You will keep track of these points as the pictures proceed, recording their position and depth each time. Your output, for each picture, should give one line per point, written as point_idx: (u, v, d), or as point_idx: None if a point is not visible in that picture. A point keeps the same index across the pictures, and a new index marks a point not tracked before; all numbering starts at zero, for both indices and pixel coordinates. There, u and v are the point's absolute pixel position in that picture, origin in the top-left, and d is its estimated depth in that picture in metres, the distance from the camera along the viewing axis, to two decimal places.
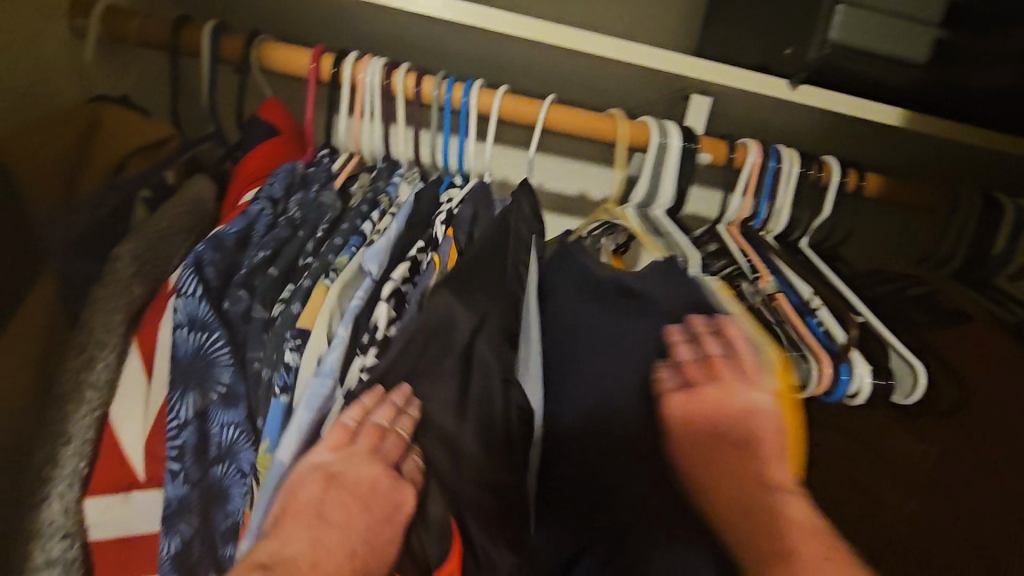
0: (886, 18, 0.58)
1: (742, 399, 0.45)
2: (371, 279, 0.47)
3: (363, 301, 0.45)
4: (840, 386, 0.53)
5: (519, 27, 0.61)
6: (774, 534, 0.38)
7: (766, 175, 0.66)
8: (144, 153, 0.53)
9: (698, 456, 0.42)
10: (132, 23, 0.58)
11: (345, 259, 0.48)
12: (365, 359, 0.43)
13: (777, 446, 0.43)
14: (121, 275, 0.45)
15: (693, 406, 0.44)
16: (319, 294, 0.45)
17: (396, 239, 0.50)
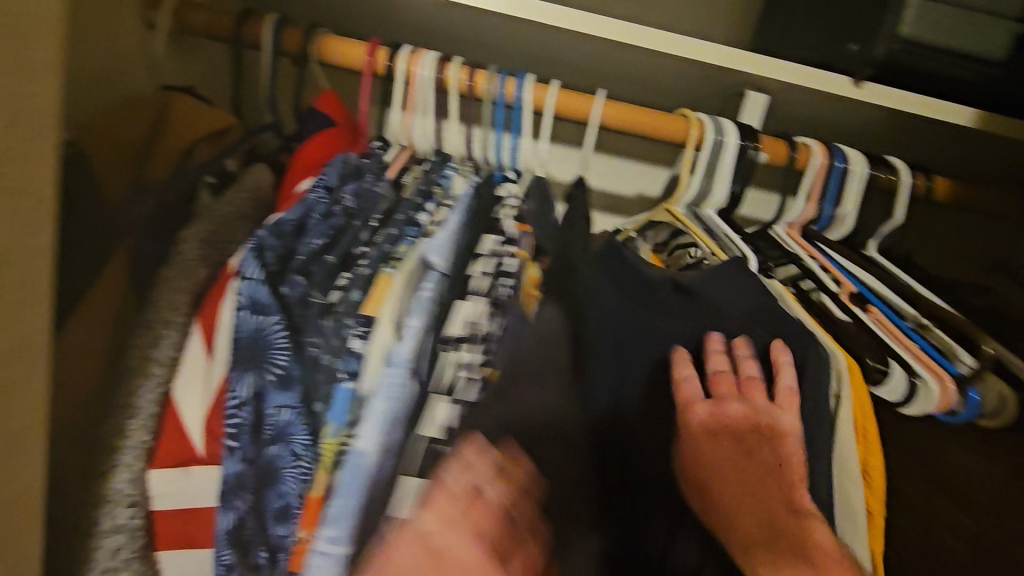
0: (960, 14, 0.57)
1: (774, 422, 0.45)
2: (437, 272, 0.48)
3: (432, 293, 0.47)
4: (970, 408, 0.48)
5: (573, 21, 0.61)
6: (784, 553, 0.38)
7: (834, 176, 0.64)
8: (209, 141, 0.55)
9: (713, 462, 0.42)
10: (200, 16, 0.60)
11: (405, 248, 0.51)
12: (466, 355, 0.45)
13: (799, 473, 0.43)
14: (188, 257, 0.47)
15: (715, 415, 0.45)
16: (385, 282, 0.47)
17: (457, 231, 0.51)
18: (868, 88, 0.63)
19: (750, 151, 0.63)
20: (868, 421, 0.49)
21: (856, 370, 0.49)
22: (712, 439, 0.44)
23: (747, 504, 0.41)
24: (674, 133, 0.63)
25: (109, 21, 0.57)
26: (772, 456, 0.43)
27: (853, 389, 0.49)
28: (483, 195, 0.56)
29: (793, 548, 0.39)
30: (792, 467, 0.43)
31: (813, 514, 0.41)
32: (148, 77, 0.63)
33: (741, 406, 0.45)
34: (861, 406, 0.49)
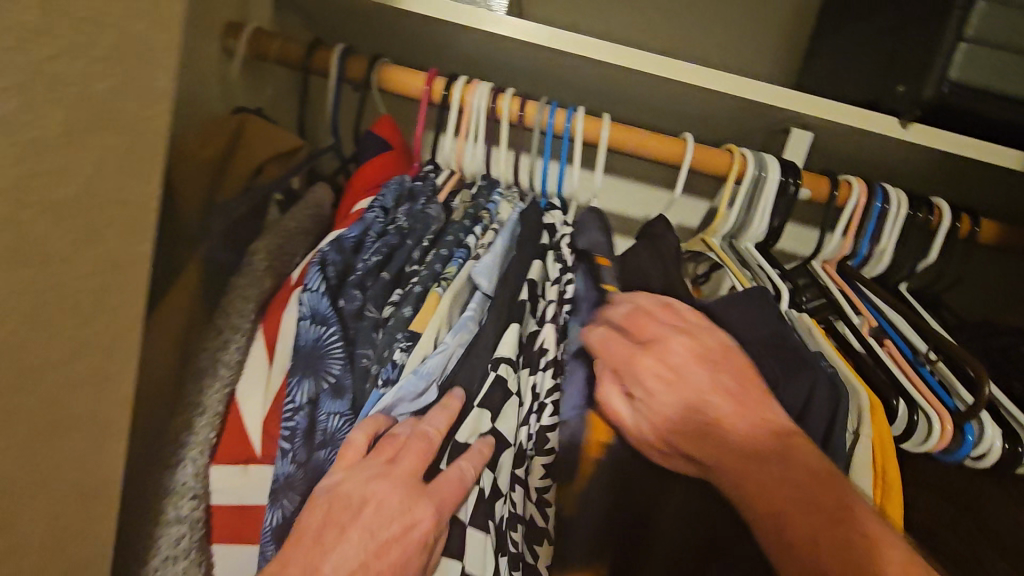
0: (1011, 57, 0.57)
1: (675, 353, 0.44)
2: (481, 292, 0.52)
3: (474, 312, 0.51)
4: (964, 446, 0.50)
5: (620, 57, 0.64)
6: (796, 494, 0.37)
7: (872, 215, 0.64)
8: (278, 161, 0.60)
9: (665, 406, 0.42)
10: (274, 43, 0.65)
11: (453, 269, 0.54)
12: (535, 380, 0.50)
13: (753, 395, 0.42)
14: (256, 268, 0.50)
15: (646, 360, 0.45)
16: (433, 300, 0.51)
17: (500, 256, 0.54)
18: (916, 129, 0.64)
19: (791, 187, 0.63)
20: (888, 463, 0.47)
21: (879, 410, 0.49)
22: (661, 386, 0.43)
23: (708, 436, 0.41)
24: (714, 167, 0.64)
25: (194, 47, 0.62)
26: (725, 379, 0.43)
27: (873, 430, 0.48)
28: (530, 222, 0.59)
29: (781, 479, 0.38)
30: (753, 385, 0.43)
31: (793, 437, 0.40)
32: (222, 100, 0.68)
33: (678, 341, 0.45)
34: (880, 438, 0.48)
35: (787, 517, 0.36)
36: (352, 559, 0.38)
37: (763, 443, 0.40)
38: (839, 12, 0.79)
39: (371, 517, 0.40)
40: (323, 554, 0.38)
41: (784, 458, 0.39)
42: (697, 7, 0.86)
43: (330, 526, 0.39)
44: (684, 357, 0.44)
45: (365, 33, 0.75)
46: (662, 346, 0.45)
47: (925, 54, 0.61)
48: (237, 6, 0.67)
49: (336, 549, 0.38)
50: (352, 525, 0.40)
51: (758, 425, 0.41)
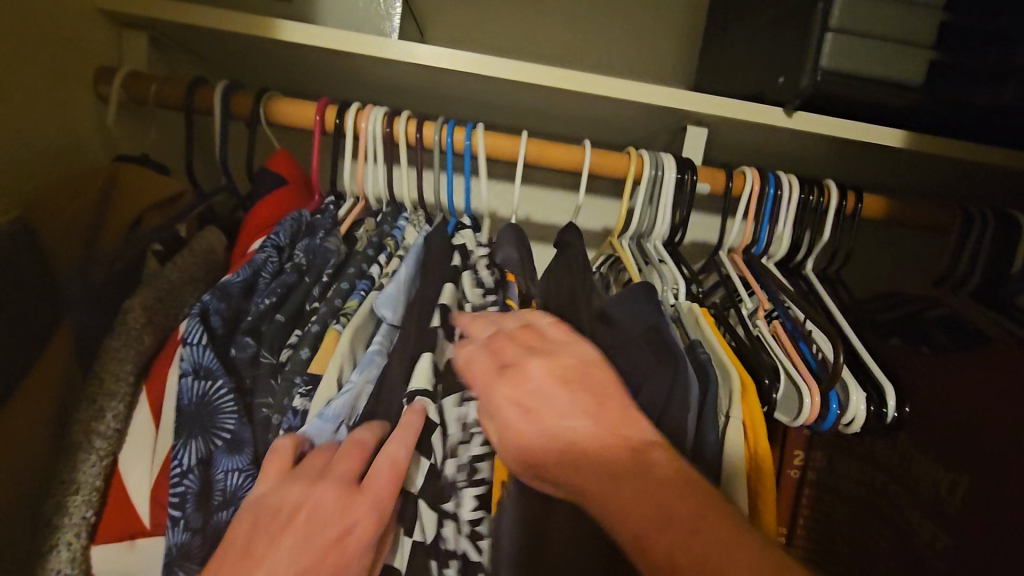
0: (875, 44, 0.60)
1: (530, 377, 0.43)
2: (387, 324, 0.50)
3: (381, 345, 0.49)
4: (831, 416, 0.53)
5: (510, 72, 0.64)
6: (651, 502, 0.35)
7: (768, 201, 0.66)
8: (161, 209, 0.57)
9: (524, 434, 0.41)
10: (150, 85, 0.62)
11: (356, 302, 0.51)
12: (465, 411, 0.46)
13: (616, 403, 0.41)
14: (132, 325, 0.46)
15: (500, 387, 0.43)
16: (332, 339, 0.48)
17: (405, 283, 0.52)
18: (801, 118, 0.67)
19: (690, 182, 0.64)
20: (760, 433, 0.50)
21: (747, 385, 0.51)
22: (517, 412, 0.42)
23: (563, 460, 0.39)
24: (614, 169, 0.65)
25: (59, 98, 0.59)
26: (581, 399, 0.41)
27: (743, 408, 0.50)
28: (434, 245, 0.56)
29: (645, 495, 0.35)
30: (611, 398, 0.41)
31: (652, 442, 0.39)
32: (100, 148, 0.65)
33: (533, 364, 0.44)
34: (750, 416, 0.50)
35: (643, 534, 0.34)
36: (287, 566, 0.37)
37: (614, 457, 0.38)
38: (723, 13, 0.82)
39: (304, 522, 0.39)
40: (254, 567, 0.37)
41: (636, 473, 0.36)
42: (592, 16, 0.88)
43: (259, 536, 0.38)
44: (539, 381, 0.43)
45: (254, 65, 0.73)
46: (518, 370, 0.44)
47: (797, 47, 0.63)
48: (109, 49, 0.64)
49: (268, 559, 0.37)
50: (283, 535, 0.38)
51: (613, 437, 0.39)
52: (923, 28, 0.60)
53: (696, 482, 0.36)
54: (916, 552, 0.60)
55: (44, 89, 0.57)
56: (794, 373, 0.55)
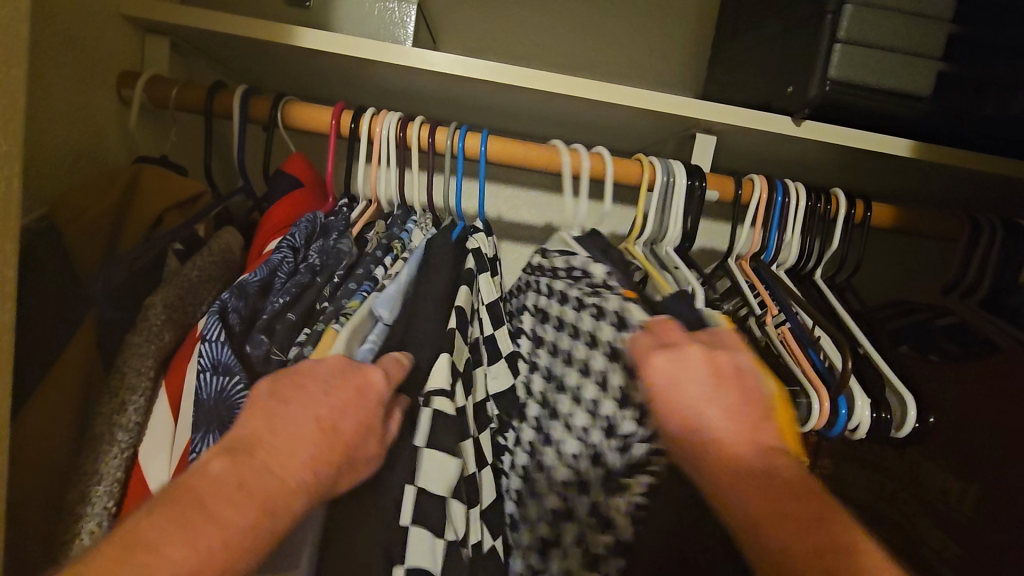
0: (883, 55, 0.61)
1: (691, 356, 0.44)
2: (383, 324, 0.51)
3: (374, 346, 0.49)
4: (840, 421, 0.54)
5: (522, 79, 0.65)
6: (780, 500, 0.38)
7: (776, 208, 0.66)
8: (179, 209, 0.58)
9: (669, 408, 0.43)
10: (172, 89, 0.64)
11: (357, 303, 0.52)
12: (616, 419, 0.49)
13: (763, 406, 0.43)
14: (153, 322, 0.48)
15: (661, 360, 0.44)
16: (330, 337, 0.47)
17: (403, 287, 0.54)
18: (810, 126, 0.67)
19: (700, 190, 0.65)
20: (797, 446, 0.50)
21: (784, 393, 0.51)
22: (672, 386, 0.43)
23: (705, 441, 0.41)
24: (626, 177, 0.65)
25: (84, 101, 0.61)
26: (731, 395, 0.42)
27: (775, 418, 0.50)
28: (437, 248, 0.57)
29: (775, 495, 0.38)
30: (752, 405, 0.42)
31: (783, 452, 0.41)
32: (120, 151, 0.66)
33: (695, 349, 0.44)
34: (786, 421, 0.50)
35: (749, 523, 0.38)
36: (317, 408, 0.38)
37: (748, 453, 0.40)
38: (732, 22, 0.83)
39: (324, 378, 0.40)
40: (281, 410, 0.37)
41: (759, 475, 0.39)
42: (603, 25, 0.90)
43: (283, 385, 0.39)
44: (698, 366, 0.44)
45: (272, 70, 0.74)
46: (679, 351, 0.44)
47: (805, 57, 0.64)
48: (131, 53, 0.66)
49: (297, 397, 0.38)
50: (306, 383, 0.39)
51: (752, 435, 0.41)
52: (931, 39, 0.61)
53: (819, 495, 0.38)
54: (923, 556, 0.61)
55: (70, 91, 0.59)
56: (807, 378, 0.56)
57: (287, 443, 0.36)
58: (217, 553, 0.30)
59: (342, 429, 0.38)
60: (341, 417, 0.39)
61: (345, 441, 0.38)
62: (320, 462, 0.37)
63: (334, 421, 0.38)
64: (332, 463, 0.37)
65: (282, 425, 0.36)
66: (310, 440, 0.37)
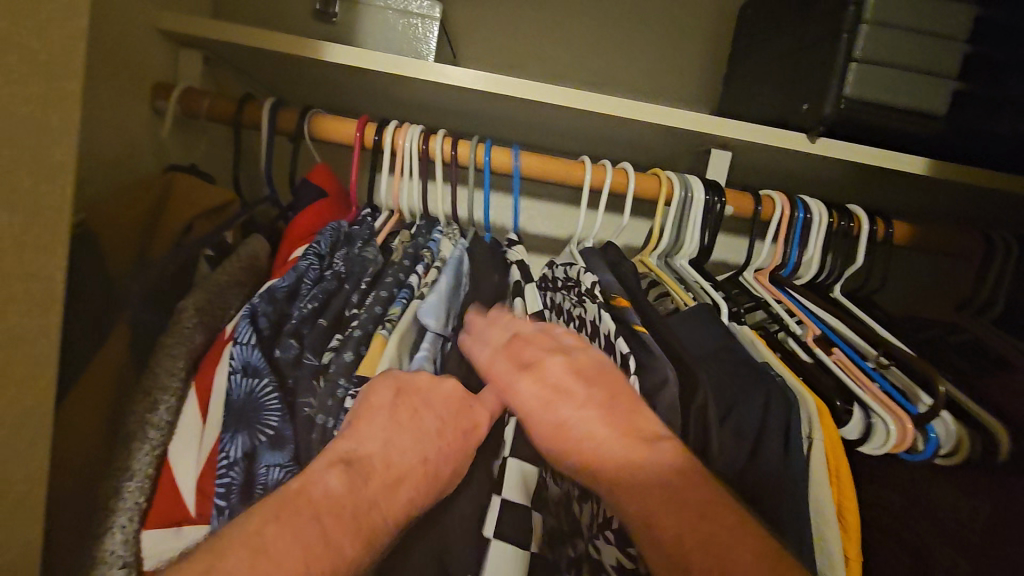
0: (897, 74, 0.61)
1: (550, 373, 0.45)
2: (433, 332, 0.51)
3: (427, 351, 0.50)
4: (930, 445, 0.51)
5: (541, 94, 0.66)
6: (656, 487, 0.36)
7: (797, 225, 0.67)
8: (209, 217, 0.60)
9: (546, 431, 0.41)
10: (203, 101, 0.66)
11: (398, 310, 0.53)
12: None
13: (630, 400, 0.42)
14: (185, 325, 0.50)
15: (524, 382, 0.45)
16: (376, 345, 0.49)
17: (445, 293, 0.54)
18: (824, 143, 0.67)
19: (718, 205, 0.66)
20: (842, 469, 0.50)
21: (828, 416, 0.51)
22: (537, 402, 0.43)
23: (573, 443, 0.40)
24: (645, 191, 0.67)
25: (121, 111, 0.63)
26: (595, 393, 0.43)
27: (824, 435, 0.50)
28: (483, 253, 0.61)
29: (652, 484, 0.36)
30: (621, 397, 0.42)
31: (659, 436, 0.39)
32: (153, 160, 0.69)
33: (555, 360, 0.45)
34: (831, 439, 0.50)
35: (657, 516, 0.35)
36: (430, 436, 0.40)
37: (624, 447, 0.39)
38: (746, 40, 0.85)
39: (438, 408, 0.42)
40: (403, 430, 0.39)
41: (650, 462, 0.37)
42: (620, 41, 0.92)
43: (403, 408, 0.41)
44: (560, 375, 0.44)
45: (298, 84, 0.77)
46: (540, 368, 0.45)
47: (819, 76, 0.65)
48: (165, 67, 0.69)
49: (413, 431, 0.40)
50: (423, 413, 0.41)
51: (626, 427, 0.40)
52: (944, 59, 0.62)
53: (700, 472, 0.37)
54: None
55: (108, 103, 0.61)
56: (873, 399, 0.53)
57: (395, 475, 0.37)
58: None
59: (442, 472, 0.39)
60: (443, 460, 0.40)
61: (442, 485, 0.39)
62: (419, 502, 0.37)
63: (439, 461, 0.39)
64: (428, 502, 0.38)
65: (396, 458, 0.38)
66: (417, 477, 0.38)
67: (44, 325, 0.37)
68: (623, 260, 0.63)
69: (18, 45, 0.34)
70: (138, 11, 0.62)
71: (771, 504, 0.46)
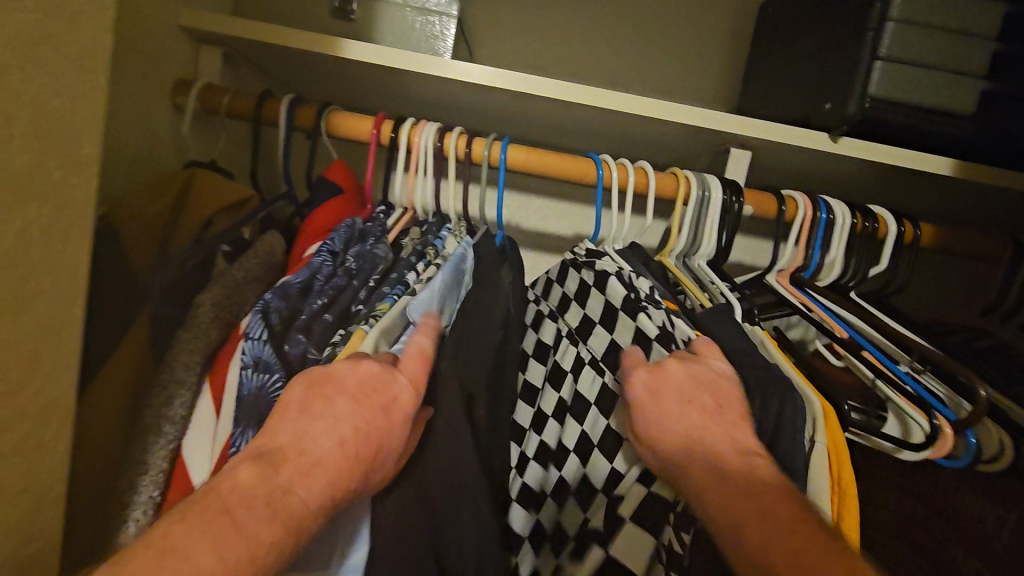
0: (923, 73, 0.60)
1: (670, 370, 0.44)
2: (413, 327, 0.49)
3: (404, 345, 0.48)
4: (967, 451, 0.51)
5: (558, 92, 0.66)
6: (753, 503, 0.37)
7: (820, 227, 0.66)
8: (228, 212, 0.61)
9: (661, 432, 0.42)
10: (224, 97, 0.67)
11: (387, 306, 0.51)
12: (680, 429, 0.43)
13: (741, 415, 0.42)
14: (202, 320, 0.50)
15: (645, 376, 0.45)
16: (358, 338, 0.47)
17: (439, 291, 0.52)
18: (846, 142, 0.66)
19: (735, 206, 0.65)
20: (845, 472, 0.46)
21: (832, 417, 0.48)
22: (653, 398, 0.44)
23: (684, 449, 0.41)
24: (662, 192, 0.66)
25: (144, 106, 0.64)
26: (710, 403, 0.42)
27: (828, 438, 0.46)
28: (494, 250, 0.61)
29: (750, 497, 0.37)
30: (733, 412, 0.43)
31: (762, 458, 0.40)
32: (174, 156, 0.70)
33: (675, 361, 0.45)
34: (833, 439, 0.46)
35: (743, 521, 0.36)
36: (347, 421, 0.37)
37: (731, 461, 0.39)
38: (767, 39, 0.83)
39: (357, 389, 0.39)
40: (316, 419, 0.37)
41: (751, 481, 0.38)
42: (639, 40, 0.91)
43: (314, 397, 0.38)
44: (678, 377, 0.44)
45: (317, 81, 0.77)
46: (660, 366, 0.45)
47: (842, 75, 0.64)
48: (186, 63, 0.69)
49: (325, 416, 0.37)
50: (336, 398, 0.38)
51: (736, 444, 0.40)
52: (972, 58, 0.60)
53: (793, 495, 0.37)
54: None
55: (130, 99, 0.62)
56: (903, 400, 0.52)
57: (311, 461, 0.35)
58: (244, 568, 0.30)
59: (364, 452, 0.37)
60: (365, 440, 0.37)
61: (365, 466, 0.37)
62: (342, 486, 0.35)
63: (361, 443, 0.37)
64: (354, 484, 0.36)
65: (308, 446, 0.35)
66: (336, 459, 0.36)
67: (64, 318, 0.38)
68: (639, 260, 0.62)
69: (49, 38, 0.34)
70: (160, 7, 0.63)
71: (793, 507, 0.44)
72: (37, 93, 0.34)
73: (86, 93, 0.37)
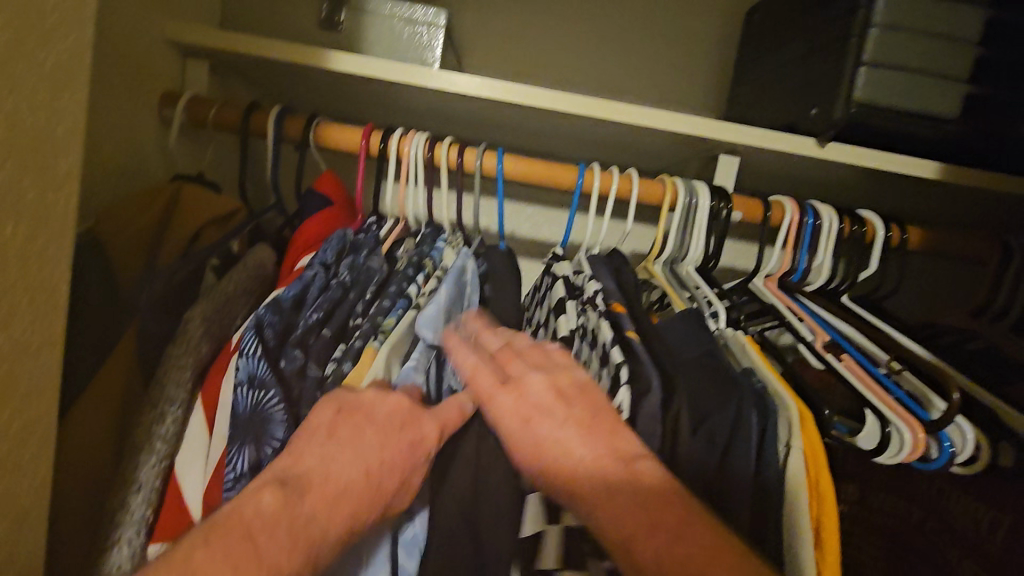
0: (907, 77, 0.61)
1: (530, 387, 0.41)
2: (424, 343, 0.49)
3: (416, 362, 0.48)
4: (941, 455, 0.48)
5: (546, 100, 0.66)
6: (639, 513, 0.34)
7: (807, 231, 0.67)
8: (216, 225, 0.60)
9: (530, 453, 0.39)
10: (211, 109, 0.66)
11: (393, 320, 0.51)
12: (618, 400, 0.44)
13: (610, 418, 0.40)
14: (192, 335, 0.49)
15: (503, 397, 0.42)
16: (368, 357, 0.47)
17: (444, 303, 0.52)
18: (832, 147, 0.67)
19: (726, 211, 0.66)
20: (822, 476, 0.46)
21: (809, 423, 0.48)
22: (518, 420, 0.40)
23: (554, 468, 0.37)
24: (651, 198, 0.66)
25: (131, 119, 0.63)
26: (574, 412, 0.40)
27: (804, 441, 0.47)
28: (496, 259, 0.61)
29: (638, 503, 0.34)
30: (601, 415, 0.40)
31: (641, 457, 0.37)
32: (162, 168, 0.69)
33: (535, 376, 0.42)
34: (809, 441, 0.47)
35: (631, 536, 0.33)
36: (373, 453, 0.36)
37: (610, 472, 0.36)
38: (754, 46, 0.84)
39: (382, 419, 0.38)
40: (341, 444, 0.36)
41: (632, 487, 0.35)
42: (627, 48, 0.91)
43: (342, 423, 0.38)
44: (540, 393, 0.41)
45: (305, 92, 0.77)
46: (519, 383, 0.42)
47: (829, 79, 0.65)
48: (173, 75, 0.69)
49: (352, 444, 0.36)
50: (365, 425, 0.38)
51: (608, 451, 0.37)
52: (955, 62, 0.61)
53: (680, 493, 0.35)
54: None
55: (116, 112, 0.61)
56: (885, 406, 0.50)
57: (337, 489, 0.34)
58: None
59: (386, 484, 0.36)
60: (390, 470, 0.37)
61: (388, 497, 0.36)
62: (363, 517, 0.35)
63: (386, 477, 0.36)
64: (374, 516, 0.35)
65: (331, 472, 0.35)
66: (361, 490, 0.35)
67: (45, 335, 0.37)
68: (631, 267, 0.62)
69: (26, 53, 0.34)
70: (145, 20, 0.63)
71: (779, 511, 0.45)
72: (14, 109, 0.33)
73: (65, 107, 0.37)
